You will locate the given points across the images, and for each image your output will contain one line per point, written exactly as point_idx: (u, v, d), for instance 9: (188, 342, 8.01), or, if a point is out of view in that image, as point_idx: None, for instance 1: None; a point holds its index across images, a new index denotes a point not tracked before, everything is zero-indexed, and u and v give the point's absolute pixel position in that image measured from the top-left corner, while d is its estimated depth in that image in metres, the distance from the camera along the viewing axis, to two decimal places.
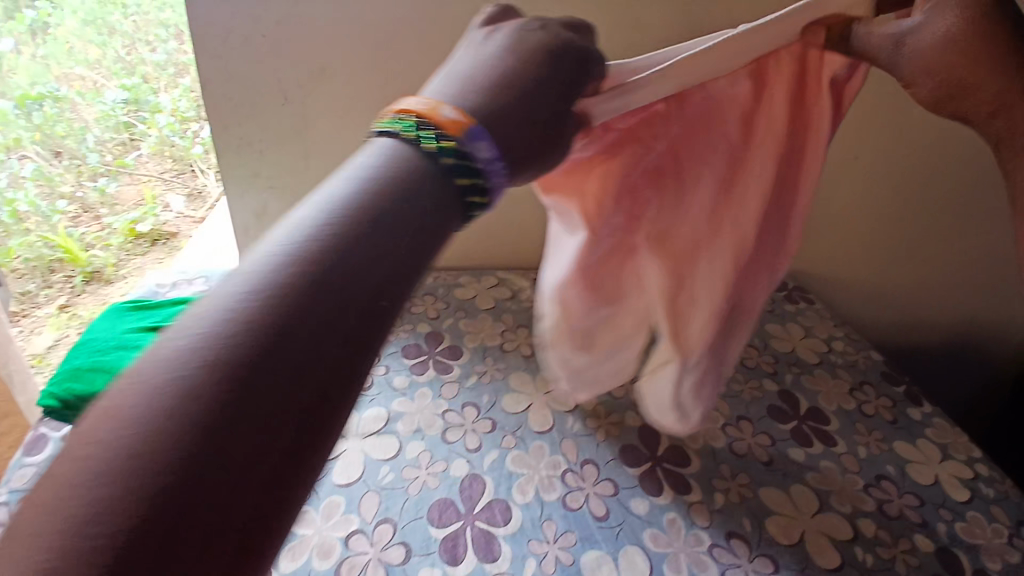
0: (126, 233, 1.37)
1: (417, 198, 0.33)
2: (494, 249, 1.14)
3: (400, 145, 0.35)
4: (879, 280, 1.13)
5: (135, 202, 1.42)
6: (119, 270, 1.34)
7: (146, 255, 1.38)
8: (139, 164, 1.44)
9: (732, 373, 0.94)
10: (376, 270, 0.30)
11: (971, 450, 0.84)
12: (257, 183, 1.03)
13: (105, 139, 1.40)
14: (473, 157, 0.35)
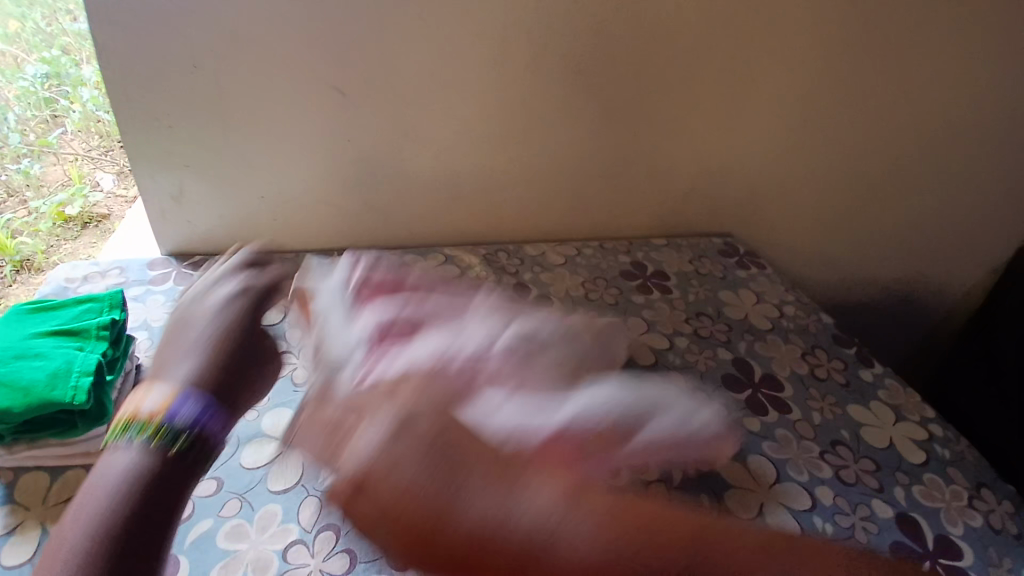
0: (55, 217, 1.10)
1: (159, 480, 0.44)
2: (438, 224, 1.08)
3: (127, 455, 0.44)
4: (819, 240, 1.24)
5: (62, 182, 1.12)
6: (51, 258, 1.08)
7: (76, 242, 1.12)
8: (65, 142, 1.12)
9: (686, 343, 0.93)
10: (172, 490, 0.44)
11: (923, 411, 0.86)
12: (171, 162, 0.94)
13: (26, 117, 1.07)
14: (180, 428, 0.46)
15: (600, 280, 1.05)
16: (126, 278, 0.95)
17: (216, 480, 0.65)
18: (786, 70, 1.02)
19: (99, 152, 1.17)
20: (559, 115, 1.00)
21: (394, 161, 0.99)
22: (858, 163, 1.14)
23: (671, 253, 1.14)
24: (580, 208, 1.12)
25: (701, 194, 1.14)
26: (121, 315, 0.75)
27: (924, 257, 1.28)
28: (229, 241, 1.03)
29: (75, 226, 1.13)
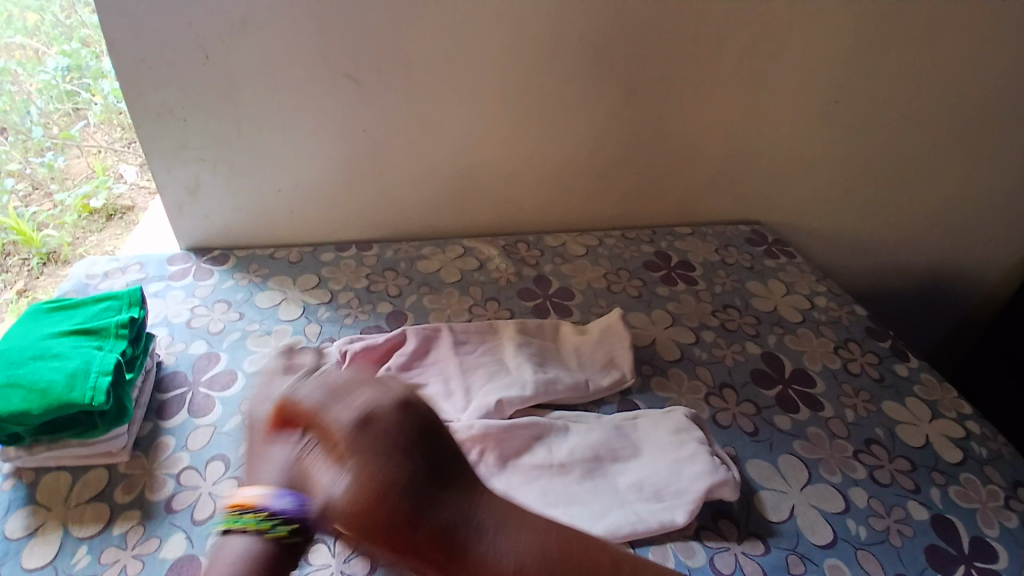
0: (80, 209, 1.13)
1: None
2: (456, 214, 1.06)
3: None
4: (854, 226, 1.19)
5: (86, 174, 1.15)
6: (76, 250, 1.09)
7: (102, 233, 1.14)
8: (87, 135, 1.14)
9: (712, 337, 0.90)
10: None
11: (960, 407, 0.82)
12: (186, 156, 0.93)
13: (49, 110, 1.10)
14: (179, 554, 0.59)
15: (623, 271, 1.02)
16: (146, 274, 0.94)
17: (236, 480, 0.65)
18: (819, 53, 0.96)
19: (122, 144, 1.19)
20: (578, 100, 0.97)
21: (409, 150, 0.97)
22: (892, 145, 1.08)
23: (697, 243, 1.10)
24: (601, 197, 1.09)
25: (727, 180, 1.11)
26: (141, 313, 0.75)
27: (962, 242, 1.22)
28: (247, 234, 1.02)
29: (100, 217, 1.16)
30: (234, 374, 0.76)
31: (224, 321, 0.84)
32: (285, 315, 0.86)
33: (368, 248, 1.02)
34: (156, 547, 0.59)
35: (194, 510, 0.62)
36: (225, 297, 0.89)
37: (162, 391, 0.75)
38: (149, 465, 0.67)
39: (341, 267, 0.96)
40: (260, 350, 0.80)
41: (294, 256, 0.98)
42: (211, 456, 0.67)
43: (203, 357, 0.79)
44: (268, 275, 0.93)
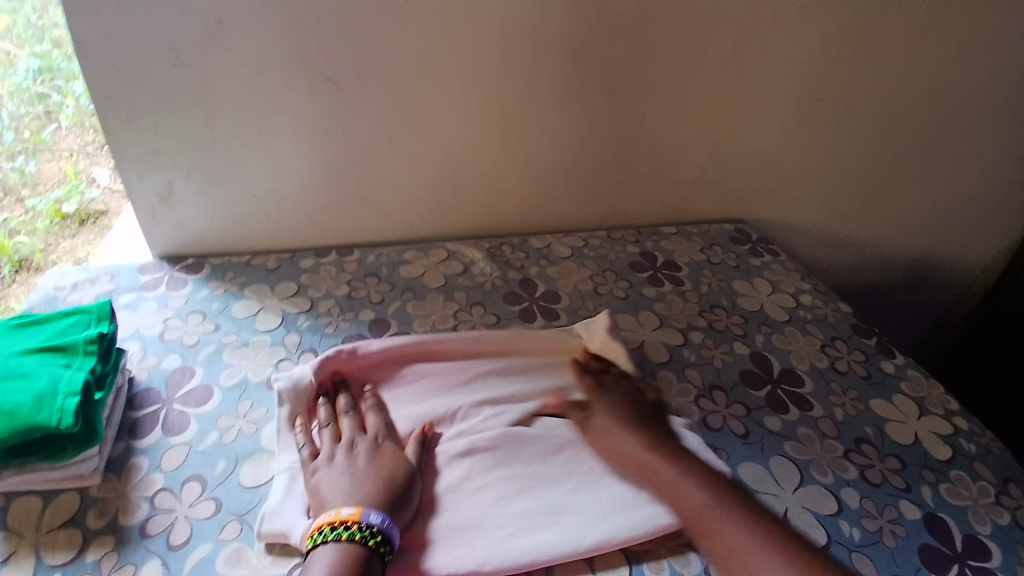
0: (52, 215, 1.08)
1: None
2: (439, 218, 1.04)
3: None
4: (836, 224, 1.20)
5: (58, 179, 1.10)
6: (49, 257, 1.06)
7: (74, 239, 1.10)
8: (60, 138, 1.08)
9: (701, 338, 0.89)
10: None
11: (947, 404, 0.82)
12: (157, 161, 0.90)
13: (20, 114, 1.05)
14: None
15: (609, 272, 1.00)
16: (117, 284, 0.91)
17: (214, 501, 0.63)
18: (801, 51, 0.96)
19: (95, 147, 1.11)
20: (563, 101, 0.95)
21: (391, 154, 0.95)
22: (875, 142, 1.09)
23: (682, 242, 1.10)
24: (585, 197, 1.08)
25: (712, 178, 1.10)
26: (109, 328, 0.72)
27: (942, 238, 1.23)
28: (222, 241, 0.99)
29: (73, 223, 1.11)
30: (210, 390, 0.74)
31: (200, 333, 0.81)
32: (264, 325, 0.83)
33: (348, 253, 0.99)
34: (132, 574, 0.57)
35: (171, 534, 0.60)
36: (201, 308, 0.86)
37: (134, 409, 0.72)
38: (123, 488, 0.64)
39: (321, 273, 0.94)
40: (237, 363, 0.77)
41: (272, 264, 0.95)
42: (187, 477, 0.65)
43: (177, 371, 0.76)
44: (245, 283, 0.90)
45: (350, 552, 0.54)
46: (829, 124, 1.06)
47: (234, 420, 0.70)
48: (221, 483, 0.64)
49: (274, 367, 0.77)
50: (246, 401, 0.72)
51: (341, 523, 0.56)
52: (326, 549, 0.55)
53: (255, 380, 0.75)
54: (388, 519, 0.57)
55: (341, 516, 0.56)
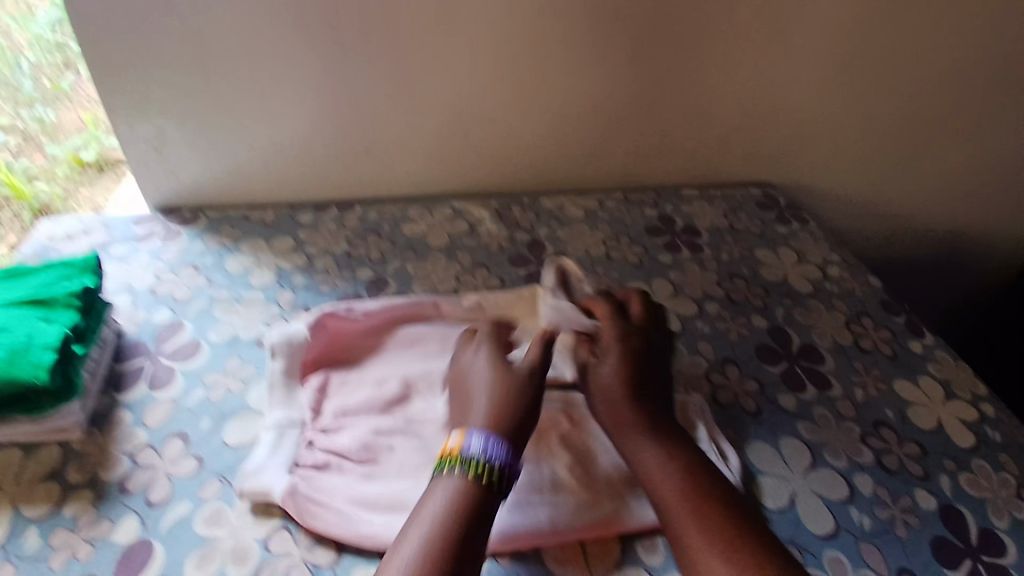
0: (72, 162, 1.06)
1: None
2: (445, 174, 0.99)
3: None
4: (871, 191, 1.12)
5: (77, 127, 1.05)
6: (68, 204, 1.05)
7: (93, 186, 1.07)
8: (78, 89, 1.01)
9: (716, 309, 0.84)
10: None
11: (975, 387, 0.76)
12: (149, 110, 0.86)
13: (39, 63, 1.00)
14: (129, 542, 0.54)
15: (624, 237, 0.95)
16: (112, 236, 0.89)
17: (196, 458, 0.60)
18: None
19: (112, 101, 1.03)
20: (574, 48, 0.89)
21: (392, 104, 0.90)
22: (915, 100, 1.00)
23: (704, 207, 1.03)
24: (600, 156, 1.02)
25: (737, 137, 1.02)
26: (95, 280, 0.71)
27: (987, 208, 1.14)
28: (220, 194, 0.95)
29: (92, 170, 1.08)
30: (198, 346, 0.72)
31: (191, 288, 0.80)
32: (258, 282, 0.80)
33: (349, 208, 0.95)
34: (108, 531, 0.55)
35: (150, 491, 0.58)
36: (194, 261, 0.84)
37: (121, 362, 0.70)
38: (104, 443, 0.62)
39: (320, 229, 0.90)
40: (227, 320, 0.75)
41: (270, 218, 0.92)
42: (170, 433, 0.63)
43: (166, 326, 0.74)
44: (241, 238, 0.88)
45: (465, 486, 0.51)
46: (865, 81, 0.97)
47: (220, 378, 0.68)
48: (203, 442, 0.62)
49: (266, 325, 0.74)
50: (234, 358, 0.70)
51: (448, 455, 0.53)
52: (443, 479, 0.52)
53: (244, 337, 0.73)
54: (504, 451, 0.53)
55: (457, 447, 0.53)
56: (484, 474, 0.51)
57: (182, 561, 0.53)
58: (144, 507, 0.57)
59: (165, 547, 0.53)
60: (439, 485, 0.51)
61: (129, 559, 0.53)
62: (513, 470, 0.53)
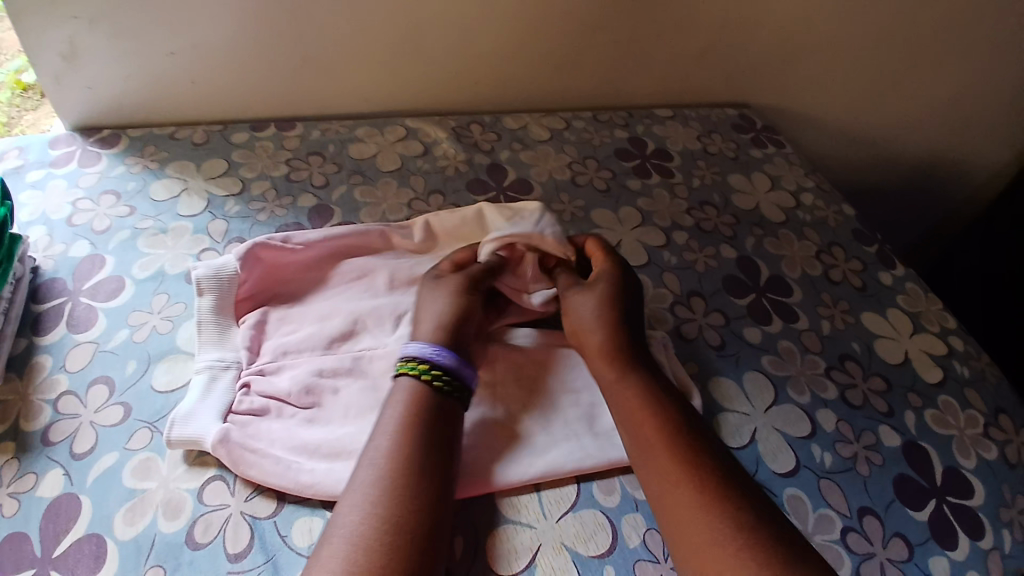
0: (14, 86, 0.94)
1: (52, 535, 0.48)
2: (397, 88, 0.90)
3: (15, 531, 0.48)
4: (851, 113, 1.06)
5: (20, 48, 0.94)
6: (11, 130, 0.92)
7: (37, 112, 0.94)
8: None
9: (685, 239, 0.80)
10: (53, 545, 0.47)
11: (944, 321, 0.76)
12: (52, 11, 0.74)
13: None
14: (56, 496, 0.50)
15: (590, 160, 0.89)
16: (25, 159, 0.79)
17: (124, 406, 0.56)
18: None
19: None
20: None
21: (336, 6, 0.79)
22: (911, 15, 0.92)
23: (677, 128, 0.97)
24: (568, 70, 0.93)
25: (717, 51, 0.95)
26: (1, 210, 0.63)
27: (964, 132, 1.10)
28: (145, 109, 0.86)
29: (36, 94, 0.95)
30: (122, 282, 0.66)
31: (112, 218, 0.72)
32: (187, 210, 0.73)
33: (290, 127, 0.86)
34: (33, 484, 0.51)
35: (75, 442, 0.54)
36: (115, 187, 0.76)
37: (37, 301, 0.64)
38: (23, 391, 0.57)
39: (257, 150, 0.82)
40: (154, 252, 0.68)
41: (200, 137, 0.84)
42: (95, 379, 0.58)
43: (85, 261, 0.68)
44: (167, 160, 0.79)
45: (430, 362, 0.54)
46: None
47: (148, 317, 0.63)
48: (131, 387, 0.57)
49: (196, 257, 0.68)
50: (162, 295, 0.64)
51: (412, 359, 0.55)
52: (403, 381, 0.54)
53: (173, 272, 0.67)
54: (460, 362, 0.55)
55: (417, 354, 0.55)
56: (436, 377, 0.53)
57: (111, 516, 0.49)
58: (69, 460, 0.52)
59: (96, 500, 0.50)
60: (380, 425, 0.51)
61: (54, 514, 0.49)
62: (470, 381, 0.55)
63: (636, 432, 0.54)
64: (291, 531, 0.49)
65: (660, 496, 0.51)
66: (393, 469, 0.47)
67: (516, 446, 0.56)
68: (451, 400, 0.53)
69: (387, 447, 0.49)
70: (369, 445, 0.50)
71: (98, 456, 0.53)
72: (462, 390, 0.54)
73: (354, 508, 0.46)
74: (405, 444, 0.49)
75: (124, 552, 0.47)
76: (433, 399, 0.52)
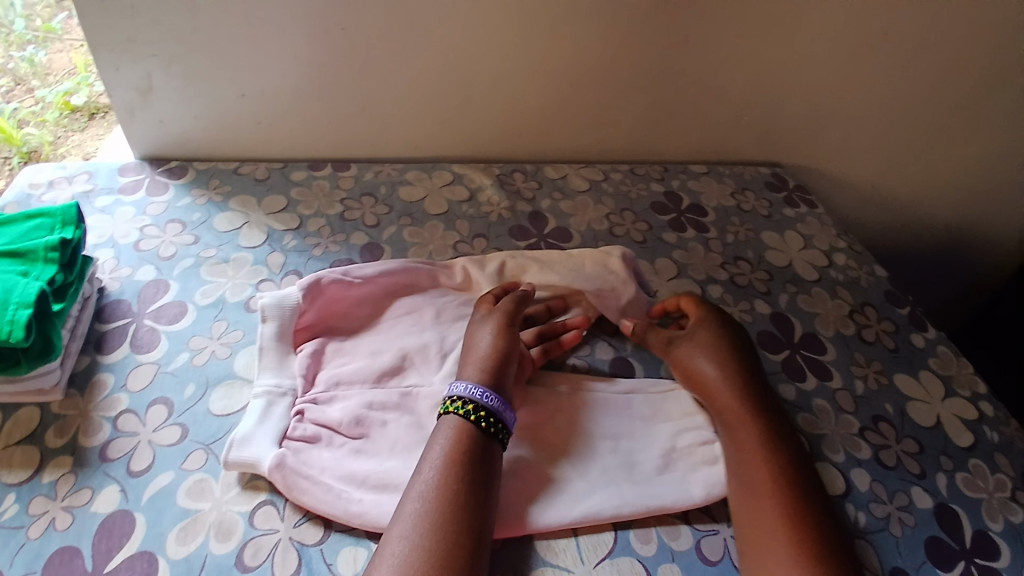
0: (62, 106, 0.98)
1: (107, 549, 0.50)
2: (446, 136, 0.95)
3: (73, 543, 0.50)
4: (882, 178, 1.09)
5: (69, 70, 0.99)
6: (59, 151, 0.98)
7: (84, 133, 1.00)
8: (70, 28, 0.98)
9: (720, 293, 0.82)
10: (107, 559, 0.49)
11: (975, 385, 0.76)
12: (135, 51, 0.80)
13: (31, 0, 0.94)
14: (112, 512, 0.52)
15: (628, 212, 0.92)
16: (94, 185, 0.84)
17: (180, 427, 0.58)
18: None
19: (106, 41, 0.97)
20: (597, 7, 0.83)
21: (394, 58, 0.84)
22: (943, 86, 0.95)
23: (712, 184, 1.00)
24: (611, 126, 0.98)
25: (755, 112, 0.98)
26: (76, 233, 0.67)
27: (998, 200, 1.12)
28: (209, 145, 0.91)
29: (82, 116, 1.01)
30: (184, 307, 0.69)
31: (177, 245, 0.76)
32: (247, 242, 0.77)
33: (346, 168, 0.91)
34: (87, 499, 0.53)
35: (132, 459, 0.56)
36: (180, 217, 0.80)
37: (102, 321, 0.67)
38: (85, 406, 0.60)
39: (314, 189, 0.87)
40: (214, 282, 0.72)
41: (261, 174, 0.89)
42: (153, 400, 0.60)
43: (150, 285, 0.71)
44: (230, 194, 0.84)
45: (482, 403, 0.55)
46: (895, 63, 0.93)
47: (207, 342, 0.66)
48: (188, 410, 0.60)
49: (255, 288, 0.72)
50: (222, 322, 0.68)
51: (448, 400, 0.57)
52: (450, 417, 0.55)
53: (232, 301, 0.70)
54: (501, 404, 0.56)
55: (459, 394, 0.56)
56: (481, 416, 0.55)
57: (164, 534, 0.51)
58: (127, 478, 0.54)
59: (150, 517, 0.52)
60: (427, 458, 0.52)
61: (108, 530, 0.51)
62: (506, 418, 0.56)
63: (743, 476, 0.57)
64: (337, 560, 0.50)
65: (749, 541, 0.53)
66: (440, 504, 0.49)
67: (553, 489, 0.57)
68: (494, 441, 0.55)
69: (434, 480, 0.50)
70: (416, 476, 0.52)
71: (153, 475, 0.55)
72: (502, 430, 0.55)
73: (404, 539, 0.47)
74: (452, 480, 0.50)
75: (174, 570, 0.49)
76: (476, 433, 0.54)
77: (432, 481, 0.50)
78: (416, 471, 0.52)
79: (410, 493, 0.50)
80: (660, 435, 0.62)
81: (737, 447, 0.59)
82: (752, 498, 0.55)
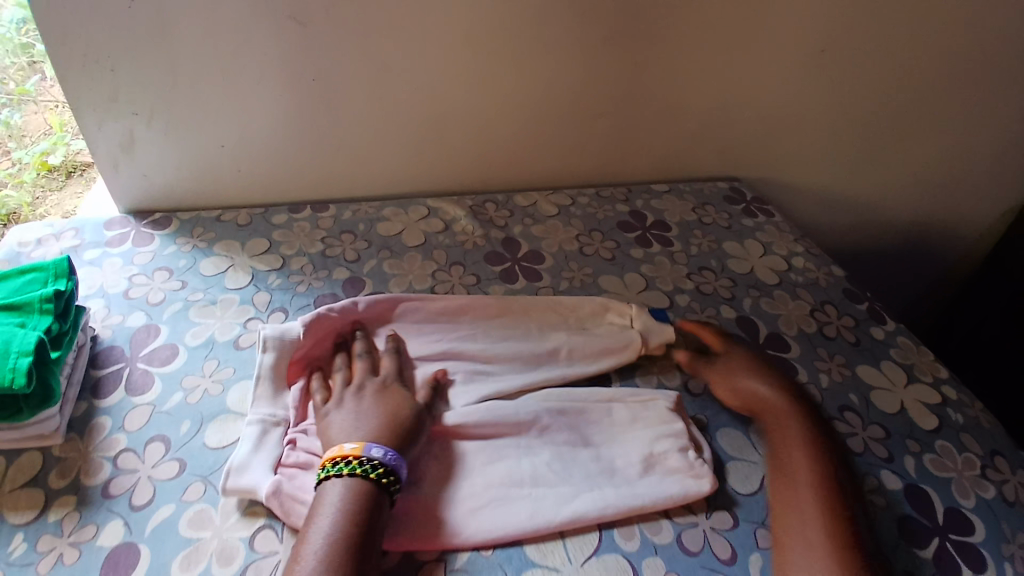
0: (38, 167, 1.02)
1: None
2: (419, 173, 1.00)
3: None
4: (833, 185, 1.16)
5: (44, 130, 1.03)
6: (37, 211, 1.00)
7: (62, 192, 1.04)
8: (44, 89, 1.00)
9: (687, 301, 0.86)
10: None
11: (937, 371, 0.81)
12: (117, 109, 0.85)
13: (5, 64, 0.97)
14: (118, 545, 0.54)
15: (596, 232, 0.97)
16: (82, 240, 0.88)
17: (178, 462, 0.61)
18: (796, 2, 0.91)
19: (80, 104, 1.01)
20: (551, 44, 0.90)
21: (368, 104, 0.90)
22: (876, 98, 1.04)
23: (674, 202, 1.05)
24: (574, 154, 1.04)
25: (706, 135, 1.05)
26: (69, 285, 0.70)
27: (944, 198, 1.19)
28: (192, 195, 0.95)
29: (60, 175, 1.05)
30: (175, 348, 0.72)
31: (165, 291, 0.79)
32: (232, 283, 0.81)
33: (324, 209, 0.95)
34: (93, 535, 0.55)
35: (133, 495, 0.58)
36: (167, 264, 0.83)
37: (97, 367, 0.70)
38: (84, 449, 0.62)
39: (295, 230, 0.91)
40: (203, 322, 0.75)
41: (244, 219, 0.92)
42: (150, 437, 0.63)
43: (141, 330, 0.74)
44: (214, 240, 0.88)
45: (373, 460, 0.56)
46: (830, 80, 1.01)
47: (199, 380, 0.69)
48: (184, 445, 0.62)
49: (243, 326, 0.75)
50: (212, 360, 0.71)
51: (343, 458, 0.56)
52: (344, 475, 0.55)
53: (222, 340, 0.73)
54: (394, 456, 0.57)
55: (348, 451, 0.56)
56: (378, 474, 0.55)
57: (168, 563, 0.53)
58: (131, 513, 0.56)
59: (155, 548, 0.54)
60: (319, 518, 0.52)
61: (114, 562, 0.53)
62: (403, 473, 0.57)
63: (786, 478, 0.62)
64: None
65: (780, 532, 0.58)
66: (334, 568, 0.49)
67: (539, 495, 0.60)
68: (385, 497, 0.55)
69: (326, 542, 0.51)
70: (306, 536, 0.52)
71: (155, 508, 0.57)
72: (394, 484, 0.56)
73: None
74: (345, 540, 0.51)
75: None
76: (369, 490, 0.54)
77: (327, 541, 0.51)
78: (309, 528, 0.52)
79: (306, 554, 0.50)
80: (637, 438, 0.65)
81: (788, 444, 0.65)
82: (793, 496, 0.60)
